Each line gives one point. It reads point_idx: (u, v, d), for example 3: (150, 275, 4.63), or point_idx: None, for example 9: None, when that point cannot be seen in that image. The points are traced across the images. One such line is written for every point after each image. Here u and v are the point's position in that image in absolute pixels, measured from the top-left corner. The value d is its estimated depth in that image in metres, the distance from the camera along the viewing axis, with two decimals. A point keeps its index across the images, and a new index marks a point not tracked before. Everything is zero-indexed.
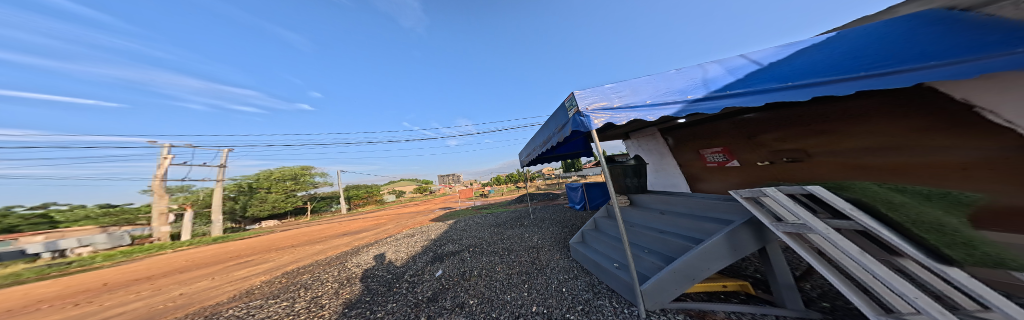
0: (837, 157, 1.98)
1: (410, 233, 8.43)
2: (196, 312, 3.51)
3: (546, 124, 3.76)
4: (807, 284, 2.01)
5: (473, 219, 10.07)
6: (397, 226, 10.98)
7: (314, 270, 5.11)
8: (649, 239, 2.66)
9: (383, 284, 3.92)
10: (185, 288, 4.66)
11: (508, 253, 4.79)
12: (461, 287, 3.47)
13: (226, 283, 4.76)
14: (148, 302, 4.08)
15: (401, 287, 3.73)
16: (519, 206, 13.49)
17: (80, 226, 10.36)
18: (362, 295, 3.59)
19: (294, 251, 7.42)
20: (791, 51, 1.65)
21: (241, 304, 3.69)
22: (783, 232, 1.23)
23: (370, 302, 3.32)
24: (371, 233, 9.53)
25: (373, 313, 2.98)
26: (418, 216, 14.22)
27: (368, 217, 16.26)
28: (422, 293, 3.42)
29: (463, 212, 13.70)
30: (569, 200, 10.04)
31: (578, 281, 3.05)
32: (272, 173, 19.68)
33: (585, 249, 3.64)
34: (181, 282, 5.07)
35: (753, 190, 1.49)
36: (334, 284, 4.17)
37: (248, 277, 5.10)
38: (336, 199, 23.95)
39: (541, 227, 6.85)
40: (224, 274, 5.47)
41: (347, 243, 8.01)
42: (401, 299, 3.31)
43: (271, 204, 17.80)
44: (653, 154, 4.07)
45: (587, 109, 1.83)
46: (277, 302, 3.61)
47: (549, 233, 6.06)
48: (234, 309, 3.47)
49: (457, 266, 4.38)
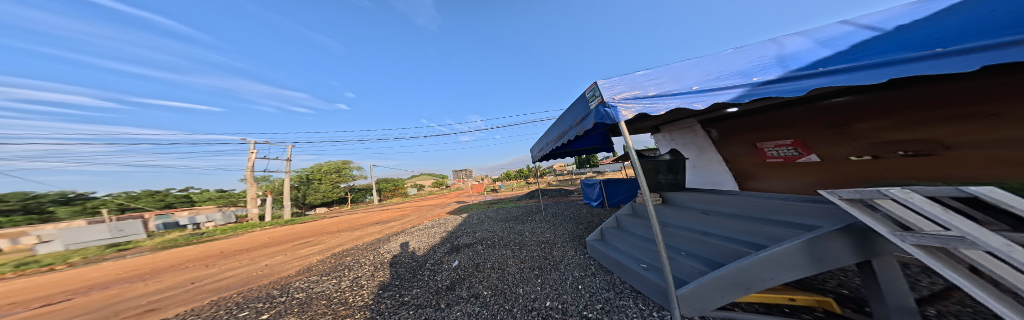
0: (985, 150, 1.54)
1: (430, 224, 8.98)
2: (274, 281, 4.24)
3: (566, 117, 3.55)
4: (934, 311, 1.60)
5: (484, 213, 10.33)
6: (417, 217, 11.67)
7: (356, 254, 5.75)
8: (686, 241, 2.46)
9: (409, 270, 4.26)
10: (269, 260, 5.68)
11: (520, 248, 4.85)
12: (477, 276, 3.63)
13: (294, 259, 5.65)
14: (245, 269, 5.10)
15: (424, 274, 4.01)
16: (528, 202, 13.35)
17: (204, 206, 13.71)
18: (392, 279, 3.95)
19: (336, 236, 8.39)
20: (925, 10, 1.29)
21: (304, 278, 4.34)
22: (908, 244, 0.88)
23: (399, 286, 3.63)
24: (397, 223, 10.34)
25: (401, 296, 3.27)
26: (434, 208, 14.95)
27: (395, 208, 17.77)
28: (442, 281, 3.65)
29: (475, 206, 13.99)
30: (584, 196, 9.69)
31: (590, 278, 2.97)
32: (322, 166, 22.57)
33: (604, 246, 3.51)
34: (267, 255, 6.20)
35: (855, 191, 1.03)
36: (369, 267, 4.64)
37: (309, 255, 6.01)
38: (371, 191, 26.54)
39: (554, 223, 6.74)
40: (293, 251, 6.51)
41: (376, 231, 8.77)
42: (424, 285, 3.56)
43: (322, 194, 20.68)
44: (690, 149, 3.67)
45: (612, 99, 1.69)
46: (330, 279, 4.18)
47: (562, 229, 5.97)
48: (300, 282, 4.10)
49: (471, 257, 4.58)
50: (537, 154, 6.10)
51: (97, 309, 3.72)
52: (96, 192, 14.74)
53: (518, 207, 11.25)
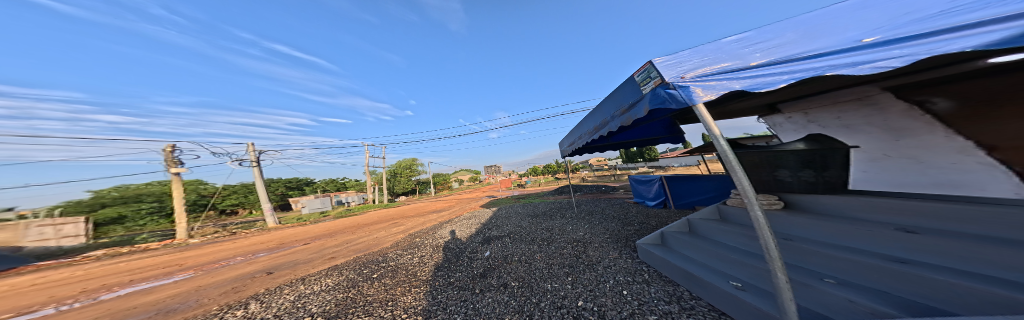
0: None
1: (468, 216, 9.65)
2: (378, 252, 5.88)
3: (608, 103, 3.14)
4: None
5: (514, 207, 10.81)
6: (461, 208, 13.21)
7: (421, 234, 7.09)
8: (826, 261, 1.76)
9: (453, 255, 4.95)
10: (380, 235, 7.86)
11: (549, 243, 4.90)
12: (507, 267, 3.97)
13: (388, 235, 7.33)
14: (369, 241, 7.24)
15: (465, 260, 4.61)
16: (561, 198, 12.91)
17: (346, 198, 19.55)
18: (443, 261, 4.69)
19: (405, 220, 10.50)
20: None
21: (393, 250, 5.70)
22: None
23: (447, 268, 4.30)
24: (447, 211, 12.01)
25: (447, 277, 3.91)
26: (474, 200, 16.55)
27: (444, 199, 20.28)
28: (476, 268, 4.13)
29: (511, 200, 14.54)
30: (636, 192, 8.51)
31: (637, 285, 2.73)
32: (400, 162, 27.92)
33: (669, 254, 3.00)
34: (376, 230, 8.61)
35: None
36: (433, 247, 5.62)
37: (397, 233, 7.76)
38: (431, 183, 31.09)
39: (591, 221, 6.36)
40: (387, 229, 8.61)
41: (432, 217, 10.50)
42: (464, 270, 4.11)
43: (402, 185, 25.92)
44: (863, 132, 2.26)
45: (682, 79, 1.46)
46: (403, 254, 5.43)
47: (598, 227, 5.60)
48: (392, 254, 5.51)
49: (501, 248, 4.99)
50: (569, 148, 5.90)
51: (311, 254, 6.64)
52: (292, 181, 24.35)
53: (553, 202, 11.06)
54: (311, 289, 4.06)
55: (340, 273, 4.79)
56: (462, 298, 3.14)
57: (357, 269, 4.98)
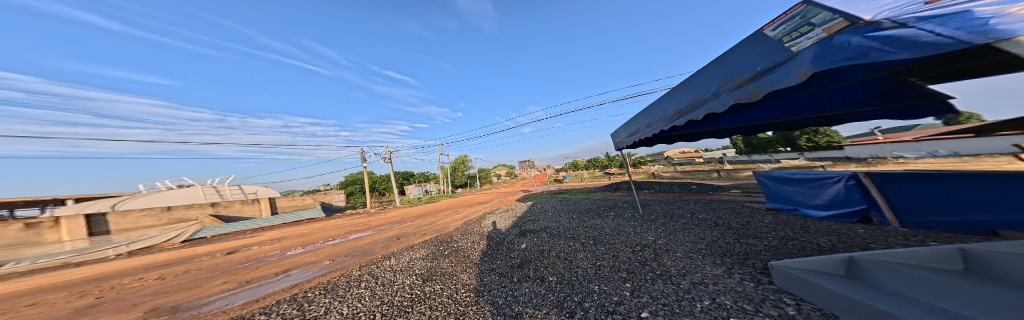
0: None
1: (504, 209, 11.50)
2: (443, 234, 7.91)
3: (733, 61, 2.22)
4: None
5: (549, 204, 11.05)
6: (498, 202, 15.42)
7: (470, 225, 8.82)
8: None
9: (493, 245, 5.71)
10: (445, 221, 10.37)
11: (595, 245, 4.40)
12: (544, 263, 3.92)
13: (454, 223, 9.80)
14: (443, 224, 9.71)
15: (503, 250, 5.15)
16: (611, 194, 11.83)
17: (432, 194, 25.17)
18: (486, 249, 5.43)
19: (459, 210, 13.51)
20: None
21: (456, 234, 7.54)
22: None
23: (489, 255, 4.95)
24: (488, 204, 14.24)
25: (489, 263, 4.47)
26: (508, 195, 18.91)
27: (491, 192, 23.39)
28: (514, 259, 4.46)
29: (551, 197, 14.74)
30: (784, 197, 5.29)
31: (765, 315, 1.60)
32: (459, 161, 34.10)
33: (893, 306, 1.22)
34: (442, 217, 11.46)
35: None
36: (479, 236, 6.82)
37: (456, 221, 10.11)
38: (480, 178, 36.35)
39: (655, 225, 5.16)
40: (450, 217, 11.25)
41: (477, 210, 13.14)
42: (502, 259, 4.55)
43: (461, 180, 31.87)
44: None
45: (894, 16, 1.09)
46: (461, 239, 6.76)
47: (671, 233, 4.47)
48: (455, 236, 7.23)
49: (538, 245, 5.03)
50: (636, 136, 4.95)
51: (411, 228, 9.63)
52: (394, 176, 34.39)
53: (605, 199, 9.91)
54: (416, 254, 5.83)
55: (425, 247, 6.45)
56: (502, 285, 3.36)
57: (433, 244, 6.64)
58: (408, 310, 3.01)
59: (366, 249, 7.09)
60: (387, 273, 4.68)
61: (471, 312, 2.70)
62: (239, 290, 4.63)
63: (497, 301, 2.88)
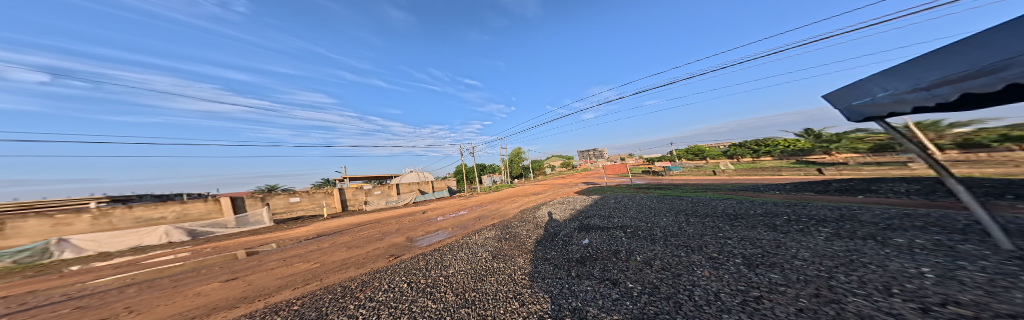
0: None
1: (562, 201, 11.69)
2: (506, 218, 9.34)
3: None
4: None
5: (645, 201, 8.83)
6: (551, 194, 16.02)
7: (526, 213, 9.79)
8: None
9: (547, 236, 5.92)
10: (509, 208, 12.22)
11: (730, 263, 2.80)
12: (622, 268, 3.21)
13: (516, 209, 11.30)
14: (507, 210, 11.50)
15: (559, 242, 5.18)
16: (723, 195, 8.38)
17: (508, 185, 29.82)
18: (541, 239, 5.70)
19: (517, 199, 15.31)
20: None
21: (516, 220, 8.66)
22: None
23: (545, 245, 5.11)
24: (544, 196, 15.39)
25: (545, 253, 4.57)
26: (564, 188, 18.89)
27: (556, 184, 24.02)
28: (573, 254, 4.26)
29: (625, 191, 12.33)
30: None
31: None
32: None
33: None
34: (507, 204, 13.57)
35: None
36: (532, 226, 7.36)
37: (520, 208, 11.65)
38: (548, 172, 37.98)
39: (931, 250, 2.37)
40: (513, 204, 13.16)
41: (534, 200, 14.30)
42: (560, 252, 4.49)
43: None
44: None
45: None
46: (519, 226, 7.55)
47: (922, 257, 2.22)
48: (517, 222, 8.24)
49: (615, 247, 4.24)
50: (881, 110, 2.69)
51: (487, 211, 12.14)
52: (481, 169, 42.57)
53: (821, 206, 5.23)
54: (488, 233, 7.09)
55: (493, 229, 7.64)
56: (558, 276, 3.24)
57: (497, 228, 7.77)
58: (483, 278, 3.60)
59: (464, 224, 9.31)
60: (470, 245, 5.90)
61: (525, 294, 2.79)
62: (407, 236, 7.81)
63: (551, 290, 2.78)
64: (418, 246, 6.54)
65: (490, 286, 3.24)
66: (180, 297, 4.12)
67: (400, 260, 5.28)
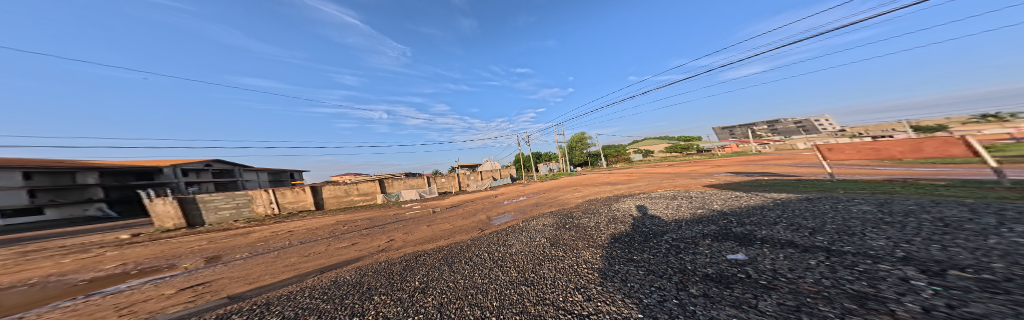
0: None
1: (673, 195, 8.76)
2: (576, 206, 9.07)
3: None
4: None
5: (944, 210, 3.83)
6: (641, 185, 12.63)
7: (602, 204, 8.73)
8: None
9: (641, 234, 4.81)
10: (585, 195, 11.51)
11: None
12: (889, 315, 1.28)
13: (586, 199, 10.41)
14: (583, 198, 10.89)
15: (660, 245, 3.98)
16: None
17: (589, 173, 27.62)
18: (626, 236, 4.86)
19: (579, 189, 14.09)
20: None
21: (576, 210, 8.24)
22: None
23: (635, 245, 4.18)
24: (623, 187, 12.70)
25: (637, 255, 3.69)
26: (667, 179, 13.94)
27: (656, 173, 18.32)
28: (694, 267, 2.88)
29: (996, 197, 4.36)
30: None
31: None
32: None
33: None
34: (574, 192, 12.91)
35: None
36: (605, 219, 6.49)
37: (594, 197, 10.59)
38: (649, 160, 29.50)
39: None
40: (572, 194, 12.43)
41: (601, 190, 12.42)
42: (668, 259, 3.31)
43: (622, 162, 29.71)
44: None
45: None
46: (582, 217, 7.03)
47: None
48: (578, 213, 7.73)
49: (866, 288, 1.67)
50: None
51: (555, 197, 12.32)
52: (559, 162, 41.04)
53: None
54: (544, 220, 7.38)
55: (551, 216, 7.84)
56: (656, 286, 2.48)
57: (555, 216, 7.84)
58: (540, 263, 3.86)
59: (523, 209, 10.47)
60: (529, 230, 6.51)
61: (593, 290, 2.60)
62: (488, 215, 10.11)
63: (639, 298, 2.22)
64: (493, 224, 8.32)
65: (548, 272, 3.41)
66: (409, 231, 8.75)
67: (484, 233, 7.09)
